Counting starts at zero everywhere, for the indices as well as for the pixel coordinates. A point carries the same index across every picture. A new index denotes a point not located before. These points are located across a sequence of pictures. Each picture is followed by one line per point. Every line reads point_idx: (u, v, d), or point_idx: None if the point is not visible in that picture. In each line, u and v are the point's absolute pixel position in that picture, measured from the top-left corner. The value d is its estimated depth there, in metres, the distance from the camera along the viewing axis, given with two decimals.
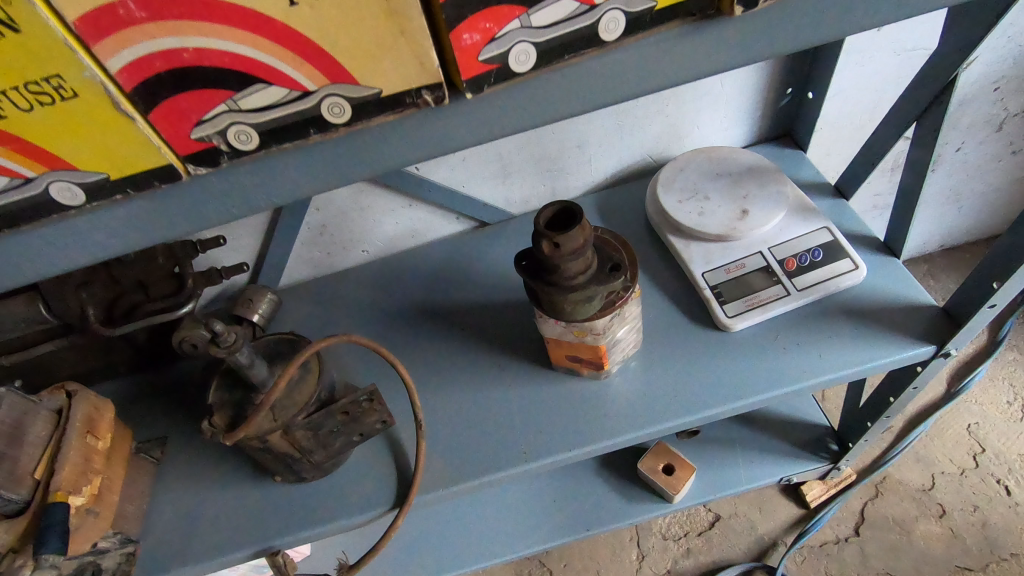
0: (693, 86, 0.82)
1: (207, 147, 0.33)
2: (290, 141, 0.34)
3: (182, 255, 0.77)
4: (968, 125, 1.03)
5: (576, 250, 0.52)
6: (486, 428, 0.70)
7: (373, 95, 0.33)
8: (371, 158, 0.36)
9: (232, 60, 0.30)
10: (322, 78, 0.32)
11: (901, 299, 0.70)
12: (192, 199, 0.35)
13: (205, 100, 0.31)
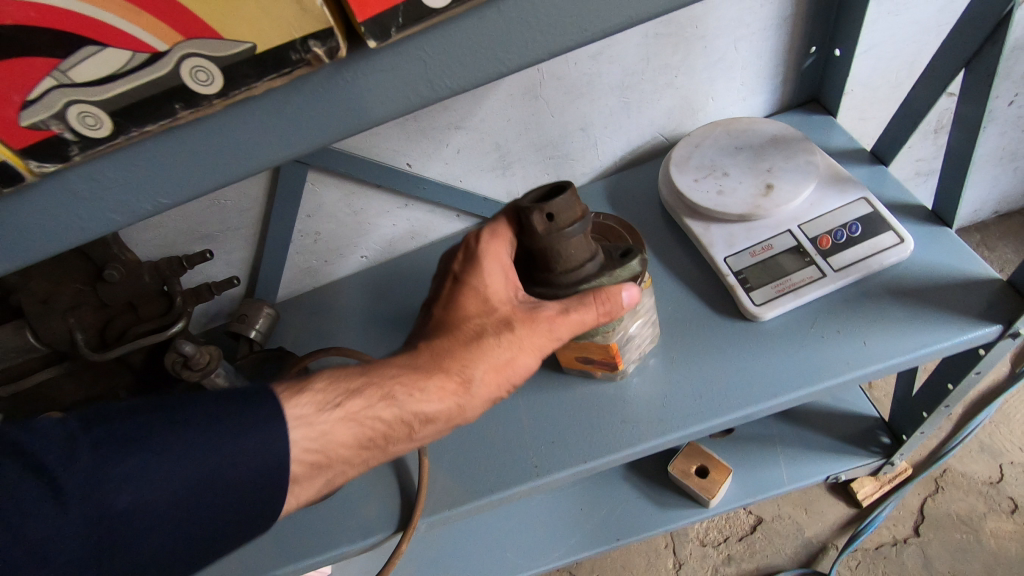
0: (705, 52, 0.74)
1: (48, 136, 0.28)
2: (154, 123, 0.29)
3: (170, 273, 0.73)
4: (1021, 75, 0.92)
5: (571, 221, 0.47)
6: (496, 442, 0.64)
7: (247, 52, 0.28)
8: (289, 133, 0.32)
9: (40, 16, 0.26)
10: (172, 34, 0.27)
11: (957, 274, 0.62)
12: (93, 191, 0.32)
13: (19, 74, 0.27)
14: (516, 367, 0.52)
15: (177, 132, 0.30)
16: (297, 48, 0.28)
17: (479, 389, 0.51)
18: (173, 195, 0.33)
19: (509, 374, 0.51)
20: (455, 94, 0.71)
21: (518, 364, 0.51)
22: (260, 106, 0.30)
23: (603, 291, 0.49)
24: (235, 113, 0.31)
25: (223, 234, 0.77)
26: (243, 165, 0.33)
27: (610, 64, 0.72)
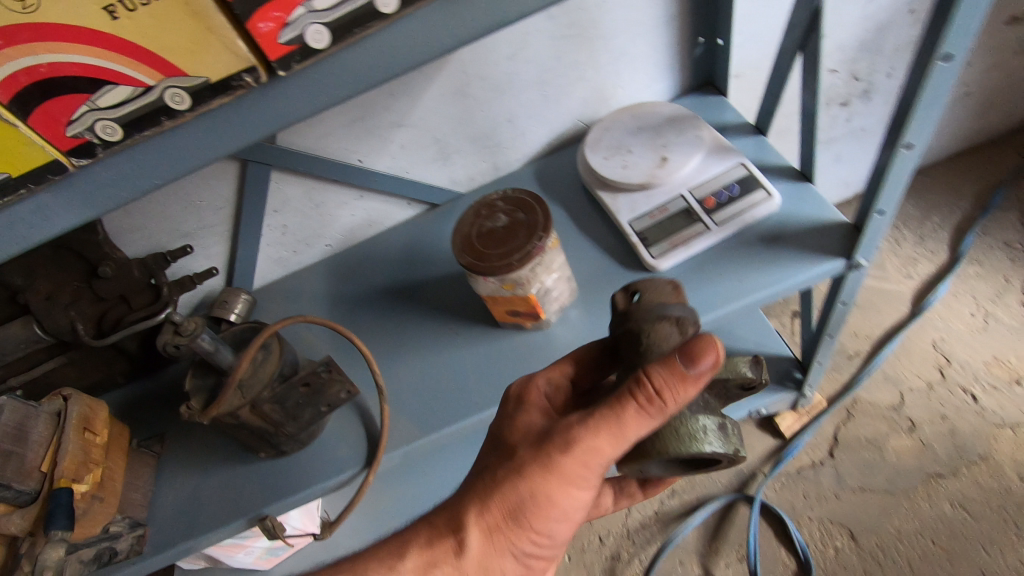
0: (606, 48, 0.86)
1: (82, 142, 0.38)
2: (148, 131, 0.38)
3: (156, 266, 0.83)
4: (893, 51, 1.05)
5: (657, 300, 0.50)
6: (445, 388, 0.76)
7: (202, 83, 0.37)
8: (243, 129, 0.41)
9: (82, 70, 0.36)
10: (158, 74, 0.37)
11: (813, 221, 0.75)
12: (91, 184, 0.40)
13: (68, 104, 0.37)
14: (524, 508, 0.51)
15: (162, 135, 0.39)
16: (236, 77, 0.37)
17: (486, 544, 0.52)
18: (155, 183, 0.41)
19: (519, 512, 0.51)
20: (393, 97, 0.82)
21: (528, 502, 0.51)
22: (222, 113, 0.39)
23: (641, 372, 0.46)
24: (207, 118, 0.39)
25: (201, 231, 0.89)
26: (205, 155, 0.41)
27: (526, 63, 0.84)
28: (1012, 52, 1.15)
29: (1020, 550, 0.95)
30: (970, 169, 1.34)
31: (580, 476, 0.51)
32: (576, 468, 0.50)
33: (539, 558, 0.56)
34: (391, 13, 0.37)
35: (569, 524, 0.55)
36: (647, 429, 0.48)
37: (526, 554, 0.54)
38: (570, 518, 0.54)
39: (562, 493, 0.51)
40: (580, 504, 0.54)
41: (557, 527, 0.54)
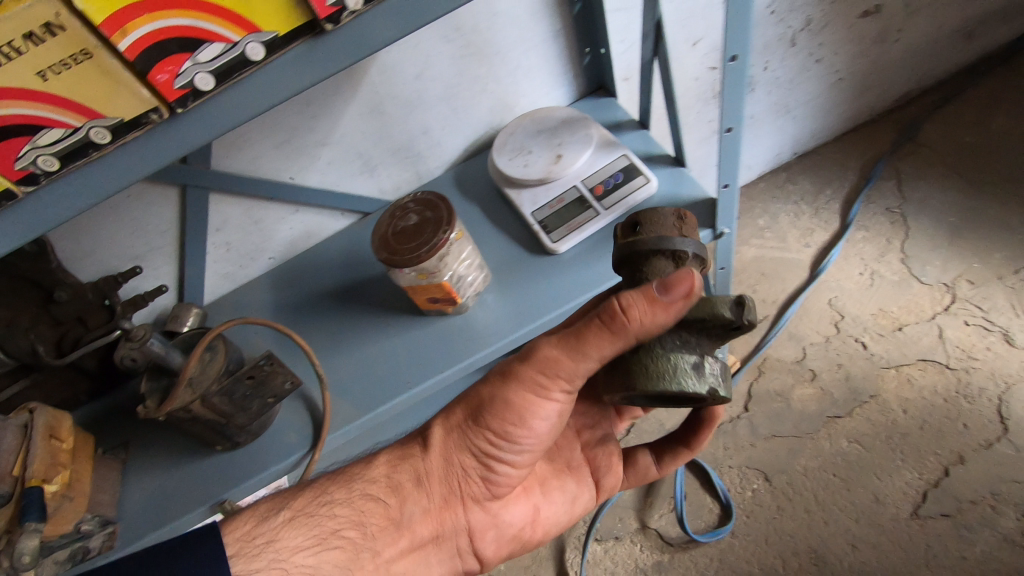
0: (502, 62, 0.98)
1: (28, 173, 0.41)
2: (78, 162, 0.42)
3: (109, 290, 0.90)
4: (764, 47, 1.20)
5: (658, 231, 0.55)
6: (380, 373, 0.86)
7: (117, 123, 0.41)
8: (159, 156, 0.44)
9: (22, 120, 0.40)
10: (81, 117, 0.41)
11: (683, 199, 0.88)
12: (31, 212, 0.43)
13: (14, 145, 0.40)
14: (485, 408, 0.62)
15: (94, 165, 0.43)
16: (145, 117, 0.41)
17: (450, 433, 0.65)
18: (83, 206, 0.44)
19: (480, 412, 0.62)
20: (315, 120, 0.92)
21: (491, 404, 0.61)
22: (146, 142, 0.43)
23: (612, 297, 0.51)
24: (130, 149, 0.43)
25: (150, 253, 0.97)
26: (125, 180, 0.44)
27: (432, 81, 0.95)
28: (872, 41, 1.31)
29: (905, 473, 1.08)
30: (855, 145, 1.48)
31: (542, 390, 0.59)
32: (536, 380, 0.58)
33: (504, 465, 0.65)
34: (260, 59, 0.42)
35: (538, 441, 0.63)
36: (604, 351, 0.52)
37: (489, 456, 0.64)
38: (536, 435, 0.62)
39: (520, 403, 0.60)
40: (546, 419, 0.61)
41: (519, 441, 0.62)
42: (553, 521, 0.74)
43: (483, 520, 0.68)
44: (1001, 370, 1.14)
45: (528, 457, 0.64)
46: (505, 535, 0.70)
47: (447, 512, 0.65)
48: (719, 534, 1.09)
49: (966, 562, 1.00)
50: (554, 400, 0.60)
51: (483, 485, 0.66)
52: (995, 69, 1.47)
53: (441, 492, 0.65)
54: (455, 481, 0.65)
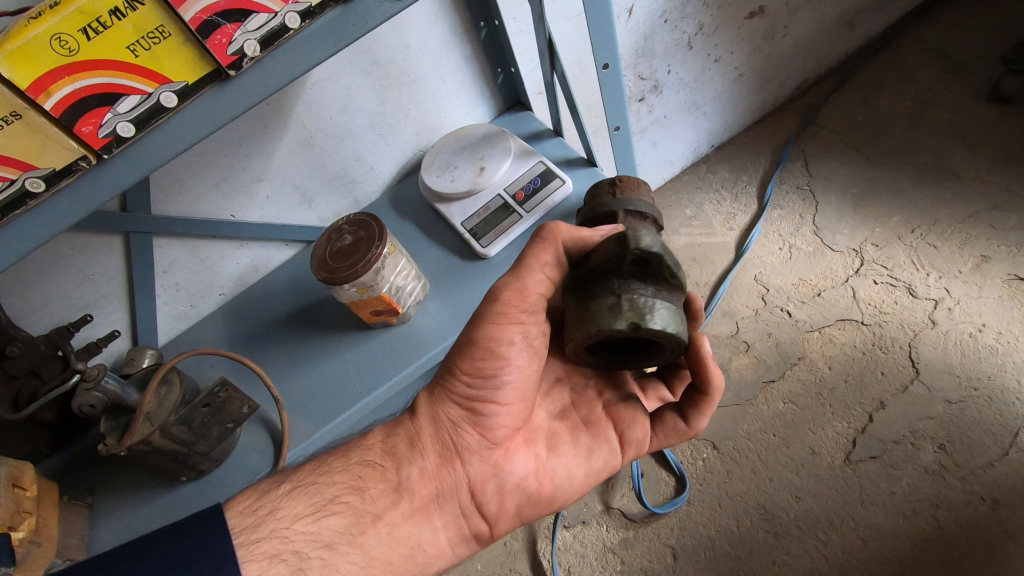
0: (421, 88, 1.05)
1: None
2: (17, 211, 0.46)
3: (61, 339, 0.90)
4: (663, 52, 1.27)
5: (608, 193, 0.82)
6: (334, 387, 0.91)
7: (48, 171, 0.46)
8: (92, 197, 0.49)
9: None
10: (13, 170, 0.45)
11: None
12: None
13: None
14: (457, 355, 0.71)
15: (31, 214, 0.47)
16: (75, 165, 0.47)
17: (434, 395, 0.73)
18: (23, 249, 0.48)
19: (454, 360, 0.71)
20: (248, 159, 0.97)
21: (462, 347, 0.70)
22: (78, 186, 0.48)
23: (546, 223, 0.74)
24: (62, 197, 0.48)
25: (100, 301, 1.00)
26: (60, 222, 0.49)
27: (357, 112, 1.01)
28: (762, 39, 1.39)
29: (835, 424, 1.18)
30: (764, 133, 1.60)
31: (500, 317, 0.69)
32: (495, 311, 0.69)
33: (488, 406, 0.71)
34: (174, 106, 0.48)
35: (512, 371, 0.70)
36: (541, 259, 0.70)
37: (472, 401, 0.71)
38: (510, 365, 0.70)
39: (483, 335, 0.69)
40: (514, 345, 0.70)
41: (492, 373, 0.69)
42: (565, 476, 0.76)
43: (483, 473, 0.71)
44: (908, 320, 1.25)
45: (510, 392, 0.71)
46: (510, 488, 0.72)
47: (444, 469, 0.70)
48: (676, 504, 1.17)
49: (894, 496, 1.10)
50: (516, 323, 0.69)
51: (476, 435, 0.71)
52: (877, 54, 1.61)
53: (436, 449, 0.70)
54: (445, 434, 0.71)
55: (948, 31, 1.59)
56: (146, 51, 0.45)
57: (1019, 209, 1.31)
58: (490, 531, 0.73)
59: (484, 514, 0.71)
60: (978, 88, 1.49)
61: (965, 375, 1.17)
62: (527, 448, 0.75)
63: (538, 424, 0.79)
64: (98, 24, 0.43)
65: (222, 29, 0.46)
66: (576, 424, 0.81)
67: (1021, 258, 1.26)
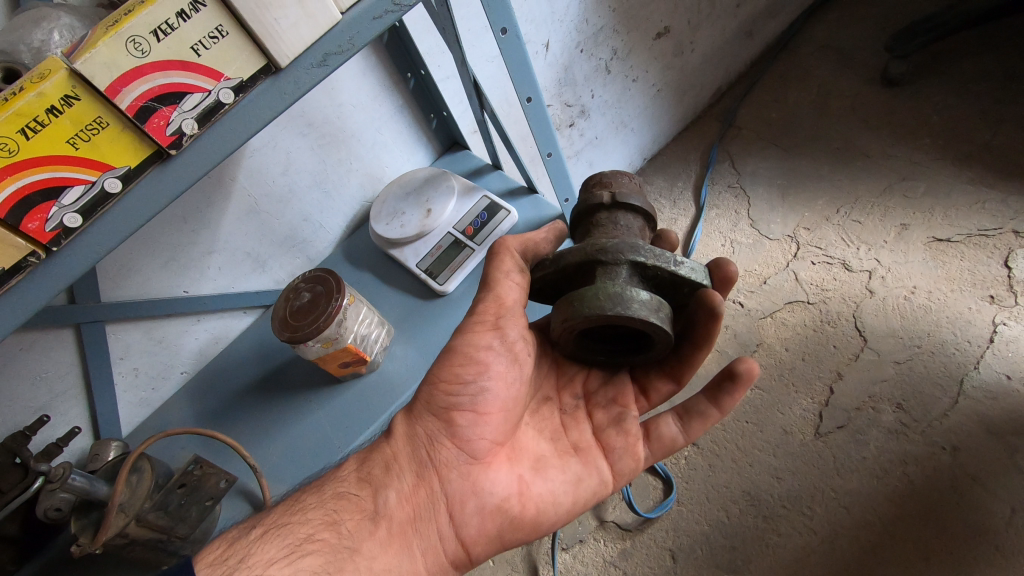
0: (359, 141, 1.08)
1: None
2: None
3: (19, 446, 0.81)
4: (584, 79, 1.35)
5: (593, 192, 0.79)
6: (312, 448, 0.90)
7: None
8: (43, 291, 0.49)
9: None
10: None
11: (541, 219, 1.03)
12: None
13: None
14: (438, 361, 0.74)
15: None
16: (25, 261, 0.47)
17: (413, 413, 0.74)
18: None
19: (434, 368, 0.73)
20: (195, 234, 0.97)
21: (440, 358, 0.73)
22: (29, 282, 0.49)
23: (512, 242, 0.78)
24: (15, 292, 0.48)
25: (55, 400, 0.97)
26: (14, 320, 0.49)
27: (299, 173, 1.03)
28: (673, 55, 1.49)
29: (801, 402, 1.24)
30: (690, 141, 1.71)
31: (478, 324, 0.73)
32: (473, 319, 0.73)
33: (466, 417, 0.71)
34: (118, 190, 0.49)
35: (492, 378, 0.72)
36: (505, 268, 0.75)
37: (449, 408, 0.71)
38: (489, 373, 0.72)
39: (462, 342, 0.72)
40: (491, 351, 0.72)
41: (471, 381, 0.71)
42: (548, 499, 0.74)
43: (463, 488, 0.70)
44: (848, 294, 1.34)
45: (489, 401, 0.72)
46: (489, 506, 0.71)
47: (421, 488, 0.70)
48: (667, 506, 1.19)
49: (866, 461, 1.16)
50: (493, 330, 0.73)
51: (454, 449, 0.71)
52: (778, 56, 1.75)
53: (412, 468, 0.71)
54: (422, 450, 0.71)
55: (836, 29, 1.75)
56: (86, 142, 0.47)
57: (926, 176, 1.43)
58: (468, 552, 0.71)
59: (463, 535, 0.70)
60: (871, 75, 1.63)
61: (907, 335, 1.25)
62: (510, 465, 0.74)
63: (526, 445, 0.78)
64: (35, 123, 0.44)
65: (159, 112, 0.48)
66: (568, 449, 0.80)
67: (936, 220, 1.36)
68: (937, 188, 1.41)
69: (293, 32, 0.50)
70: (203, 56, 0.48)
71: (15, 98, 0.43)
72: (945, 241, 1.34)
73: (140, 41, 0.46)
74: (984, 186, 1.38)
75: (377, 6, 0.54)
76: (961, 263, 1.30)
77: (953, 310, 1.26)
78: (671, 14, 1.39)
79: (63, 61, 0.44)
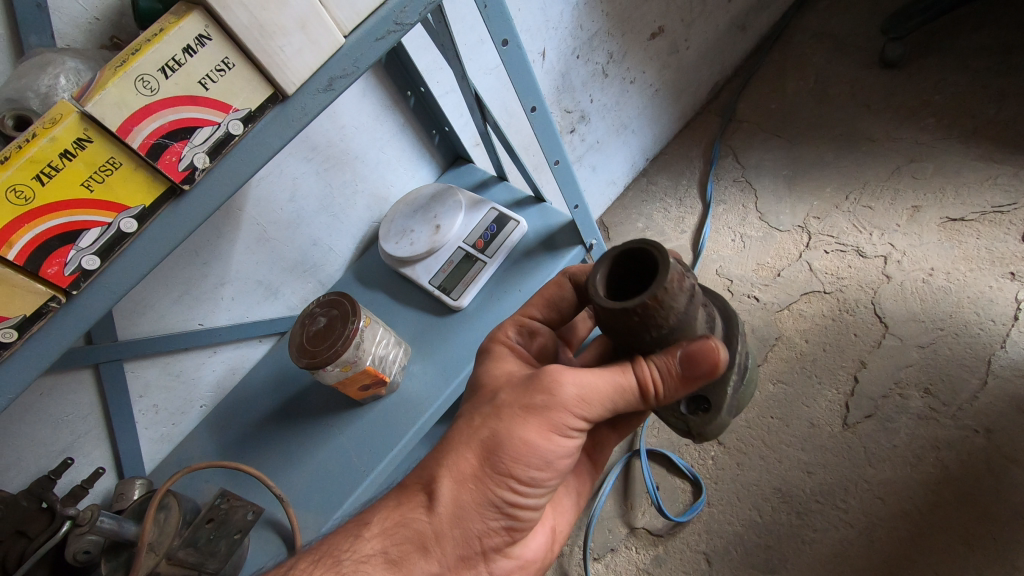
0: (363, 160, 1.08)
1: None
2: None
3: (44, 489, 0.78)
4: (582, 83, 1.34)
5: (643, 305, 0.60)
6: (336, 474, 0.89)
7: (19, 318, 0.46)
8: (64, 335, 0.49)
9: None
10: None
11: (551, 226, 1.03)
12: None
13: None
14: (503, 444, 0.60)
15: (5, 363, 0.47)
16: (45, 306, 0.47)
17: (463, 487, 0.60)
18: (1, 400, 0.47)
19: (501, 456, 0.59)
20: (207, 266, 0.97)
21: (515, 448, 0.60)
22: (49, 328, 0.48)
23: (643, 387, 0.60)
24: (35, 340, 0.48)
25: (78, 442, 0.96)
26: (37, 368, 0.49)
27: (306, 199, 1.03)
28: (668, 54, 1.49)
29: (826, 393, 1.22)
30: (691, 138, 1.70)
31: (564, 423, 0.61)
32: (562, 415, 0.60)
33: (529, 506, 0.63)
34: (134, 230, 0.49)
35: (558, 477, 0.65)
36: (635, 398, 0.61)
37: (512, 503, 0.61)
38: (559, 470, 0.64)
39: (541, 442, 0.60)
40: (567, 457, 0.63)
41: (543, 477, 0.62)
42: (562, 533, 0.78)
43: (508, 568, 0.65)
44: (864, 280, 1.32)
45: (549, 491, 0.65)
46: (529, 573, 0.69)
47: (465, 569, 0.60)
48: (697, 507, 1.18)
49: (897, 449, 1.14)
50: (574, 434, 0.62)
51: (506, 534, 0.63)
52: (773, 47, 1.75)
53: (457, 553, 0.59)
54: (474, 537, 0.60)
55: (828, 15, 1.74)
56: (101, 184, 0.47)
57: (934, 156, 1.41)
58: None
59: None
60: (868, 59, 1.62)
61: (930, 318, 1.23)
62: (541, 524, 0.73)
63: None
64: (50, 168, 0.44)
65: (170, 149, 0.48)
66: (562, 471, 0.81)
67: (948, 200, 1.35)
68: (947, 167, 1.39)
69: (298, 60, 0.50)
70: (211, 89, 0.48)
71: (29, 145, 0.43)
72: (959, 221, 1.32)
73: (148, 79, 0.46)
74: (995, 161, 1.36)
75: (379, 28, 0.54)
76: (978, 241, 1.28)
77: (974, 289, 1.24)
78: (664, 13, 1.39)
79: (75, 105, 0.44)
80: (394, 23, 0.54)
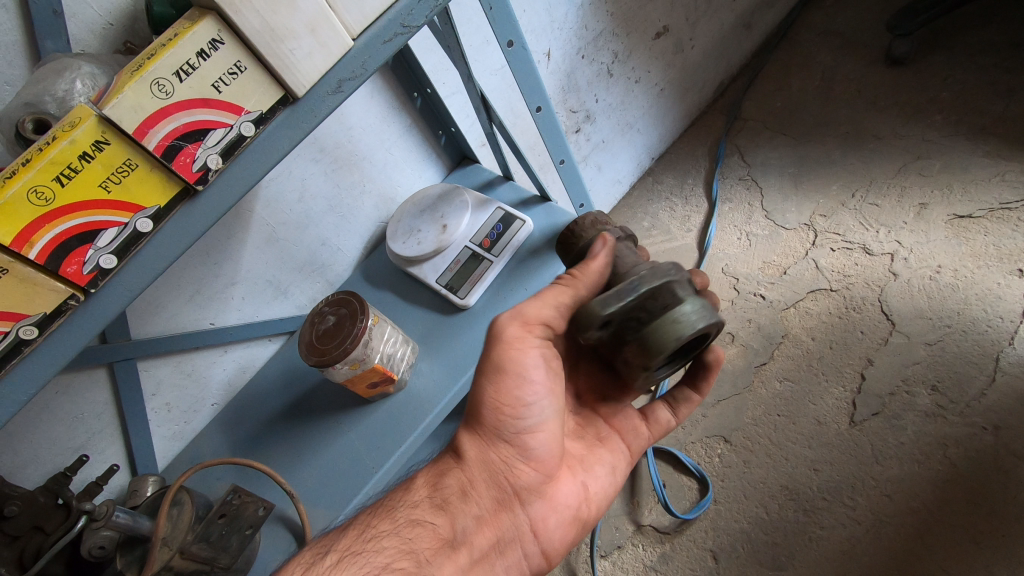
0: (370, 161, 1.09)
1: None
2: (15, 358, 0.47)
3: (61, 485, 0.80)
4: (587, 83, 1.35)
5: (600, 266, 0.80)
6: (345, 471, 0.90)
7: (40, 316, 0.47)
8: (83, 331, 0.51)
9: None
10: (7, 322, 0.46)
11: (557, 224, 1.04)
12: None
13: None
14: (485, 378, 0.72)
15: (27, 360, 0.48)
16: (64, 305, 0.48)
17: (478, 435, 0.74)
18: (23, 397, 0.49)
19: (488, 392, 0.72)
20: (217, 266, 0.99)
21: (494, 378, 0.72)
22: (70, 325, 0.50)
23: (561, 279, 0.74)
24: (55, 337, 0.49)
25: (92, 439, 0.98)
26: (57, 365, 0.50)
27: (314, 200, 1.05)
28: (673, 53, 1.49)
29: (833, 391, 1.22)
30: (697, 136, 1.71)
31: (524, 338, 0.72)
32: (519, 334, 0.72)
33: (533, 437, 0.74)
34: (150, 230, 0.50)
35: (545, 396, 0.74)
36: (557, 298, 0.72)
37: (514, 433, 0.73)
38: (542, 391, 0.73)
39: (512, 363, 0.71)
40: (539, 368, 0.73)
41: (531, 402, 0.73)
42: (603, 491, 0.85)
43: (541, 509, 0.77)
44: (871, 278, 1.32)
45: (547, 421, 0.75)
46: (566, 518, 0.79)
47: (500, 510, 0.74)
48: (704, 505, 1.18)
49: (905, 446, 1.13)
50: (537, 346, 0.73)
51: (528, 473, 0.75)
52: (778, 45, 1.75)
53: (492, 495, 0.73)
54: (501, 477, 0.73)
55: (834, 13, 1.74)
56: (118, 185, 0.48)
57: (941, 153, 1.41)
58: (551, 561, 0.79)
59: (547, 551, 0.77)
60: (874, 56, 1.62)
61: (937, 315, 1.23)
62: (573, 477, 0.82)
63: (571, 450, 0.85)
64: (69, 170, 0.46)
65: (184, 150, 0.49)
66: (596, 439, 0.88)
67: (955, 198, 1.34)
68: (954, 164, 1.38)
69: (308, 62, 0.51)
70: (223, 92, 0.49)
71: (49, 147, 0.45)
72: (967, 218, 1.31)
73: (163, 83, 0.47)
74: (1002, 158, 1.36)
75: (387, 30, 0.55)
76: (986, 238, 1.28)
77: (982, 286, 1.24)
78: (669, 12, 1.39)
79: (92, 108, 0.46)
80: (401, 25, 0.55)
